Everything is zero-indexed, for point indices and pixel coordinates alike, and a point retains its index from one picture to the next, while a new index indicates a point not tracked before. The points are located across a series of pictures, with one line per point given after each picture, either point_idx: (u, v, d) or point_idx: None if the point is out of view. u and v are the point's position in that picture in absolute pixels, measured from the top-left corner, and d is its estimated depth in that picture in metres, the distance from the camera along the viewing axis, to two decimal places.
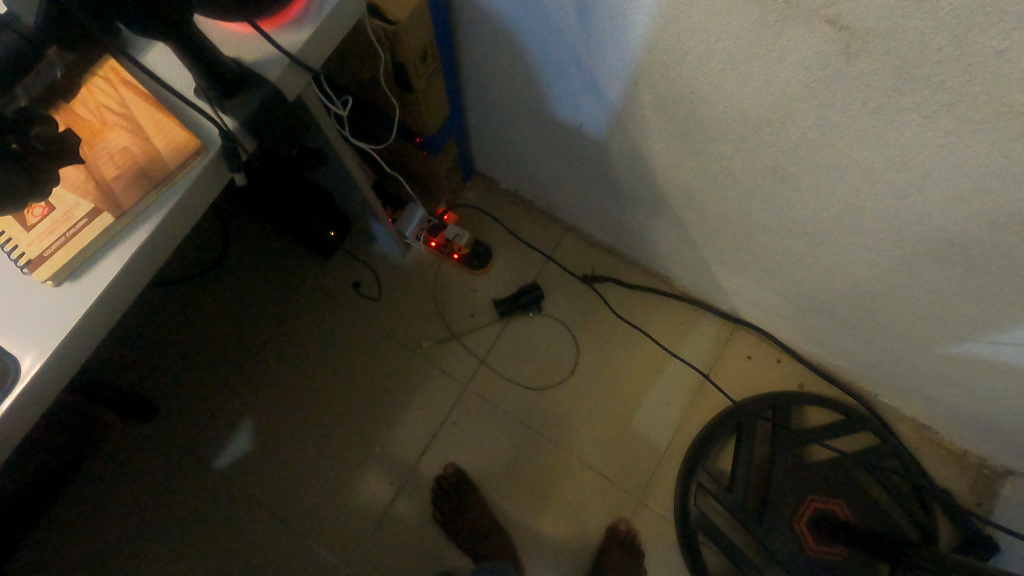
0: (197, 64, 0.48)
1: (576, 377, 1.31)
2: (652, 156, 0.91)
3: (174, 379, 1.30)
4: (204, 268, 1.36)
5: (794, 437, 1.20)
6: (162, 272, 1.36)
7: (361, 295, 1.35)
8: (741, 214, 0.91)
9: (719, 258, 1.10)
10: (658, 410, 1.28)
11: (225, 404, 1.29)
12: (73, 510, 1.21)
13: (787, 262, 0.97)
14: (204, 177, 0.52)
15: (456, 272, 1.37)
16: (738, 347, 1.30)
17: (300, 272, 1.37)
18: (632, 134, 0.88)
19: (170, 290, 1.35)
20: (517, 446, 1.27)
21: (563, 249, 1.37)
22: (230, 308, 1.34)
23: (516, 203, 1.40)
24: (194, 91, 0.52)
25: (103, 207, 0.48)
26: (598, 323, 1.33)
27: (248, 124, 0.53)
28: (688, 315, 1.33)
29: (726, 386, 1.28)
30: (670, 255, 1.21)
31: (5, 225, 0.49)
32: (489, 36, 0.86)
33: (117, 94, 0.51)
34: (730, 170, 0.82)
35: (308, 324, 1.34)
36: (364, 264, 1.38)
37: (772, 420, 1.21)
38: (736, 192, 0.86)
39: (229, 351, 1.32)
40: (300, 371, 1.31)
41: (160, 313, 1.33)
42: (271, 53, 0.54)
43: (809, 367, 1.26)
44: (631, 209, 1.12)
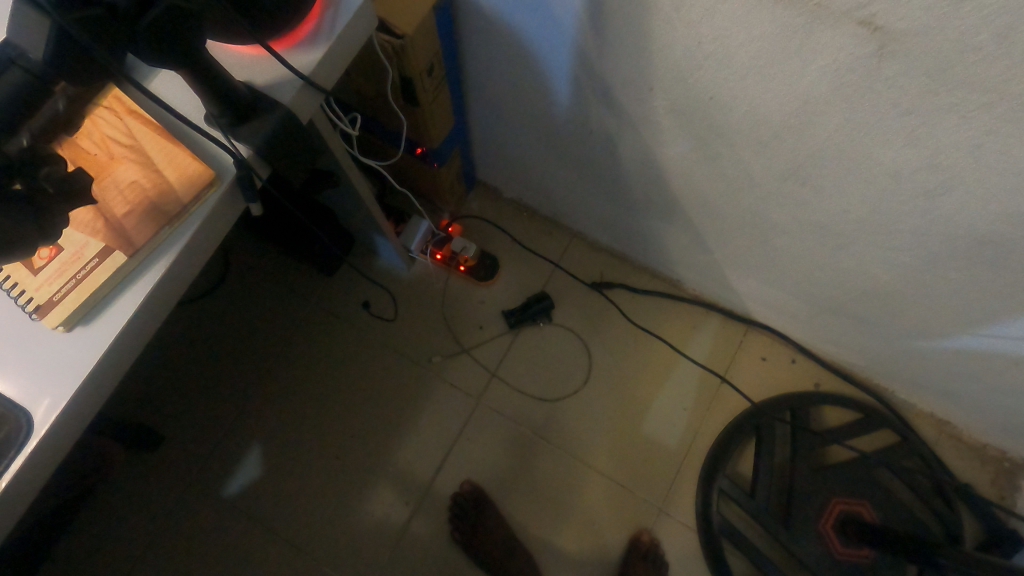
0: (210, 91, 0.46)
1: (590, 386, 1.29)
2: (664, 161, 0.89)
3: (179, 405, 1.26)
4: (206, 290, 1.33)
5: (814, 439, 1.18)
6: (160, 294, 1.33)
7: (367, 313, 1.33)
8: (758, 216, 0.90)
9: (732, 261, 1.09)
10: (674, 416, 1.26)
11: (233, 429, 1.26)
12: (80, 545, 1.17)
13: (805, 262, 0.95)
14: (218, 209, 0.50)
15: (462, 284, 1.34)
16: (752, 349, 1.29)
17: (305, 290, 1.34)
18: (645, 140, 0.87)
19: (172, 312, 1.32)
20: (533, 459, 1.25)
21: (570, 256, 1.35)
22: (233, 329, 1.31)
23: (520, 211, 1.39)
24: (204, 118, 0.50)
25: (115, 246, 0.46)
26: (610, 331, 1.31)
27: (261, 146, 0.50)
28: (700, 318, 1.31)
29: (742, 388, 1.27)
30: (681, 259, 1.19)
31: (11, 270, 0.47)
32: (495, 46, 0.84)
33: (123, 124, 0.48)
34: (747, 174, 0.80)
35: (313, 344, 1.31)
36: (368, 279, 1.35)
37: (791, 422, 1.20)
38: (754, 195, 0.85)
39: (234, 374, 1.29)
40: (308, 392, 1.28)
41: (163, 337, 1.31)
42: (284, 75, 0.52)
43: (824, 366, 1.25)
44: (641, 215, 1.11)
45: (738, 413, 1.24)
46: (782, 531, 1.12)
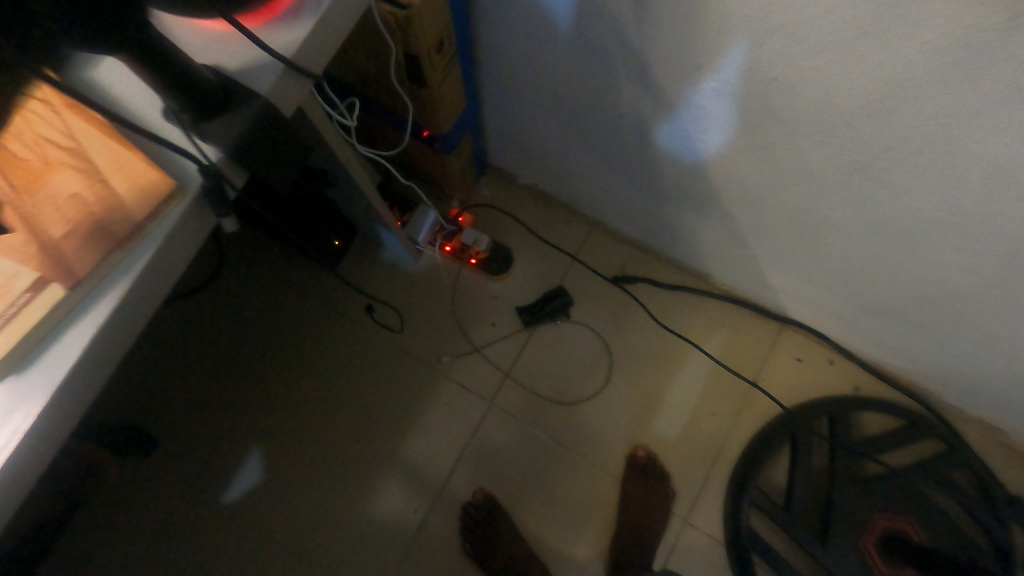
0: (172, 86, 0.37)
1: (611, 388, 1.20)
2: (705, 150, 0.79)
3: (175, 408, 1.19)
4: (199, 285, 1.25)
5: (854, 448, 1.10)
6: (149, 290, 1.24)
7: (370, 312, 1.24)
8: (810, 211, 0.79)
9: (772, 257, 0.99)
10: (701, 420, 1.18)
11: (233, 433, 1.18)
12: (73, 555, 1.12)
13: (859, 262, 0.85)
14: (184, 227, 0.40)
15: (473, 278, 1.25)
16: (786, 349, 1.19)
17: (304, 286, 1.25)
18: (682, 126, 0.76)
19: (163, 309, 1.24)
20: (549, 466, 1.17)
21: (589, 248, 1.25)
22: (229, 328, 1.23)
23: (535, 199, 1.28)
24: (164, 114, 0.40)
25: (52, 277, 0.37)
26: (632, 330, 1.22)
27: (233, 148, 0.41)
28: (730, 315, 1.21)
29: (775, 392, 1.18)
30: (712, 253, 1.09)
31: None
32: (514, 17, 0.73)
33: (62, 121, 0.39)
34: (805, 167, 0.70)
35: (314, 343, 1.23)
36: (372, 273, 1.26)
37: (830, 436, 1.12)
38: (809, 189, 0.75)
39: (232, 374, 1.21)
40: (310, 395, 1.21)
41: (156, 336, 1.23)
42: (262, 57, 0.41)
43: (865, 368, 1.16)
44: (672, 206, 1.01)
45: (770, 419, 1.16)
46: (819, 547, 1.04)
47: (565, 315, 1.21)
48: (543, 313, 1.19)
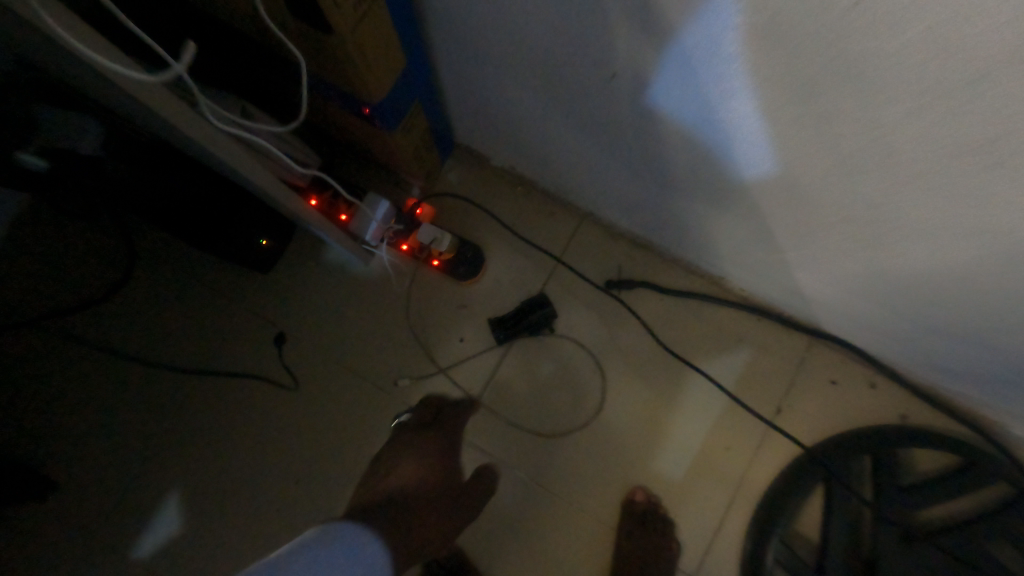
0: None
1: (603, 415, 0.99)
2: (724, 124, 0.57)
3: (79, 444, 0.99)
4: (89, 300, 1.02)
5: (903, 494, 0.89)
6: (21, 306, 1.00)
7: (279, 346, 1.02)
8: (879, 207, 0.57)
9: (809, 262, 0.77)
10: (712, 455, 0.98)
11: (147, 475, 0.98)
12: None
13: (940, 273, 0.63)
14: None
15: (438, 283, 1.03)
16: (816, 369, 0.98)
17: (227, 296, 1.04)
18: (696, 90, 0.54)
19: (49, 326, 1.03)
20: (528, 512, 0.97)
21: (578, 245, 1.03)
22: (135, 348, 1.03)
23: (513, 185, 1.06)
24: None
25: None
26: (629, 347, 1.01)
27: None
28: (749, 327, 1.00)
29: (802, 421, 0.97)
30: (731, 255, 0.87)
31: None
32: None
33: None
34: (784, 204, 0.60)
35: (242, 365, 1.02)
36: (315, 277, 1.05)
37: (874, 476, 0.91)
38: (881, 177, 0.52)
39: (147, 401, 1.01)
40: (240, 427, 1.00)
41: (50, 357, 1.02)
42: None
43: (915, 393, 0.94)
44: (680, 198, 0.79)
45: (797, 455, 0.95)
46: None
47: (545, 330, 1.00)
48: (520, 326, 0.97)
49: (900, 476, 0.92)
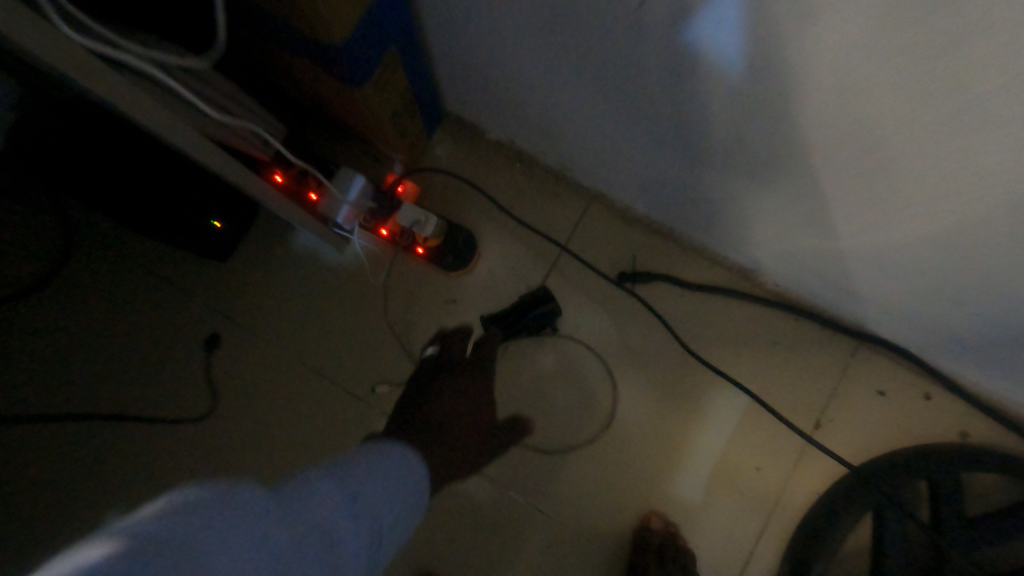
0: None
1: (615, 429, 0.86)
2: (787, 66, 0.42)
3: (7, 456, 0.86)
4: (19, 290, 0.89)
5: (969, 530, 0.75)
6: None
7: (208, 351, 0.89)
8: (998, 178, 0.42)
9: (872, 252, 0.63)
10: (738, 476, 0.84)
11: (83, 494, 0.85)
12: None
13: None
14: None
15: (424, 274, 0.90)
16: (862, 378, 0.84)
17: (180, 288, 0.91)
18: (752, 22, 0.40)
19: None
20: (527, 539, 0.85)
21: (586, 232, 0.89)
22: (72, 348, 0.90)
23: (511, 161, 0.91)
24: None
25: None
26: (642, 348, 0.87)
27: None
28: (784, 328, 0.86)
29: (845, 439, 0.83)
30: (770, 243, 0.73)
31: None
32: None
33: None
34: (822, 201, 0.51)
35: (194, 367, 0.89)
36: (283, 267, 0.91)
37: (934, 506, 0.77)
38: (1010, 135, 0.38)
39: (87, 408, 0.88)
40: (192, 438, 0.87)
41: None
42: None
43: (981, 409, 0.80)
44: (715, 170, 0.64)
45: (838, 477, 0.82)
46: None
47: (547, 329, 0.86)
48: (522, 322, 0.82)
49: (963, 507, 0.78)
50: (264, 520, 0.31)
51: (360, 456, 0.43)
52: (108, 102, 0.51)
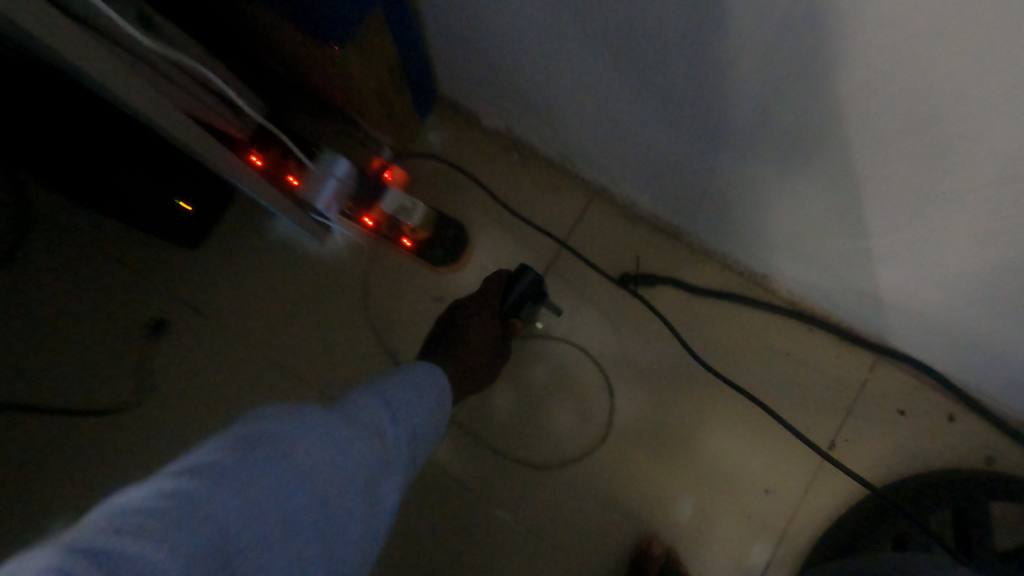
0: None
1: (610, 443, 0.80)
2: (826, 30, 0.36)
3: None
4: None
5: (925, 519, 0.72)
6: None
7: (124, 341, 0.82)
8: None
9: (904, 255, 0.57)
10: (745, 500, 0.77)
11: (25, 499, 0.79)
12: None
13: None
14: None
15: (410, 269, 0.83)
16: (882, 396, 0.78)
17: (146, 277, 0.84)
18: None
19: None
20: (512, 556, 0.78)
21: (586, 230, 0.83)
22: (26, 336, 0.83)
23: (508, 150, 0.85)
24: None
25: None
26: (643, 356, 0.81)
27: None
28: (796, 338, 0.80)
29: (860, 461, 0.77)
30: (791, 245, 0.67)
31: None
32: None
33: None
34: (923, 186, 0.46)
35: (150, 368, 0.82)
36: (258, 255, 0.84)
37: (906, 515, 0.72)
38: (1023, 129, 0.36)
39: (42, 400, 0.81)
40: (148, 442, 0.80)
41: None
42: None
43: (1009, 433, 0.74)
44: (737, 160, 0.57)
45: (845, 511, 0.75)
46: None
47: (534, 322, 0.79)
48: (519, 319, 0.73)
49: (930, 503, 0.73)
50: (330, 423, 0.35)
51: (396, 387, 0.47)
52: (36, 51, 0.44)
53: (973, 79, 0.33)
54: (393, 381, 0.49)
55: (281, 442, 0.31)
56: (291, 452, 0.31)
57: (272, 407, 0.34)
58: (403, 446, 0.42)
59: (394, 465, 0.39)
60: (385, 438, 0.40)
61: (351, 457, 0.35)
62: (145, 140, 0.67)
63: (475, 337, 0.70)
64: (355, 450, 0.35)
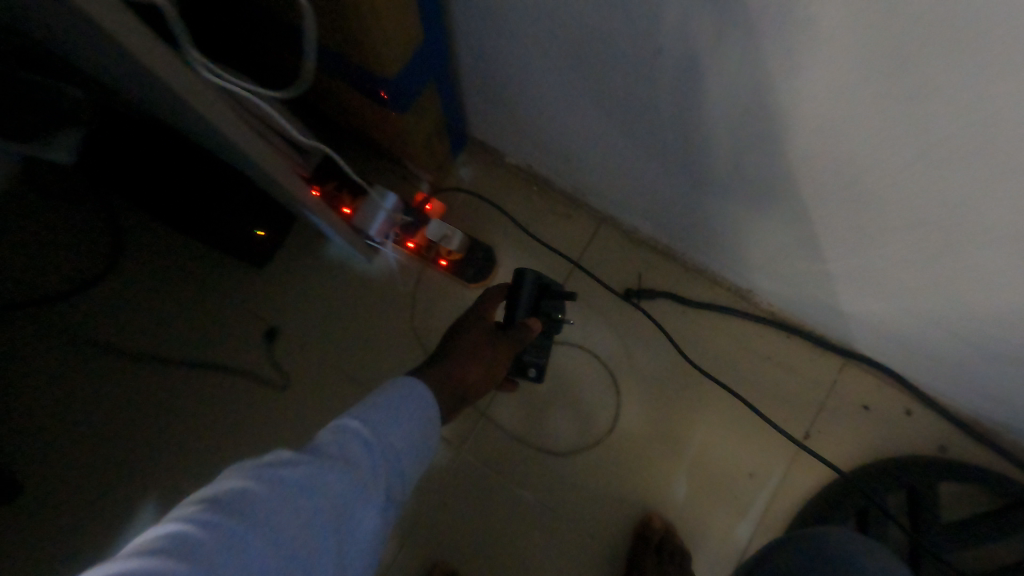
0: None
1: (617, 433, 0.93)
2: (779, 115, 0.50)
3: (57, 441, 0.93)
4: (75, 287, 0.97)
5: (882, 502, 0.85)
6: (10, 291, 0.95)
7: (203, 348, 0.96)
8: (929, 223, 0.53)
9: (854, 276, 0.70)
10: (733, 483, 0.90)
11: (117, 482, 0.91)
12: None
13: (1017, 307, 0.57)
14: None
15: (445, 285, 0.97)
16: (850, 393, 0.91)
17: (220, 292, 0.98)
18: (743, 75, 0.47)
19: (22, 315, 0.97)
20: (534, 531, 0.91)
21: (595, 251, 0.97)
22: (116, 343, 0.97)
23: (528, 183, 0.99)
24: None
25: None
26: (645, 360, 0.95)
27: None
28: (776, 343, 0.93)
29: (831, 450, 0.90)
30: (766, 266, 0.81)
31: None
32: None
33: None
34: (860, 225, 0.59)
35: (222, 371, 0.95)
36: (315, 273, 0.98)
37: (866, 502, 0.85)
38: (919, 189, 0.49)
39: (130, 398, 0.95)
40: (222, 434, 0.93)
41: (12, 345, 0.95)
42: None
43: (956, 424, 0.87)
44: (719, 200, 0.71)
45: (819, 492, 0.88)
46: None
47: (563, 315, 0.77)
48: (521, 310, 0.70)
49: (887, 488, 0.86)
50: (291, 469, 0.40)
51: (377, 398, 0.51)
52: (187, 124, 0.58)
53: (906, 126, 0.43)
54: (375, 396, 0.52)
55: (241, 495, 0.37)
56: (250, 503, 0.37)
57: (242, 465, 0.40)
58: (382, 470, 0.46)
59: (371, 487, 0.44)
60: (359, 466, 0.44)
61: (316, 491, 0.40)
62: (203, 161, 0.82)
63: (464, 344, 0.66)
64: (318, 486, 0.40)
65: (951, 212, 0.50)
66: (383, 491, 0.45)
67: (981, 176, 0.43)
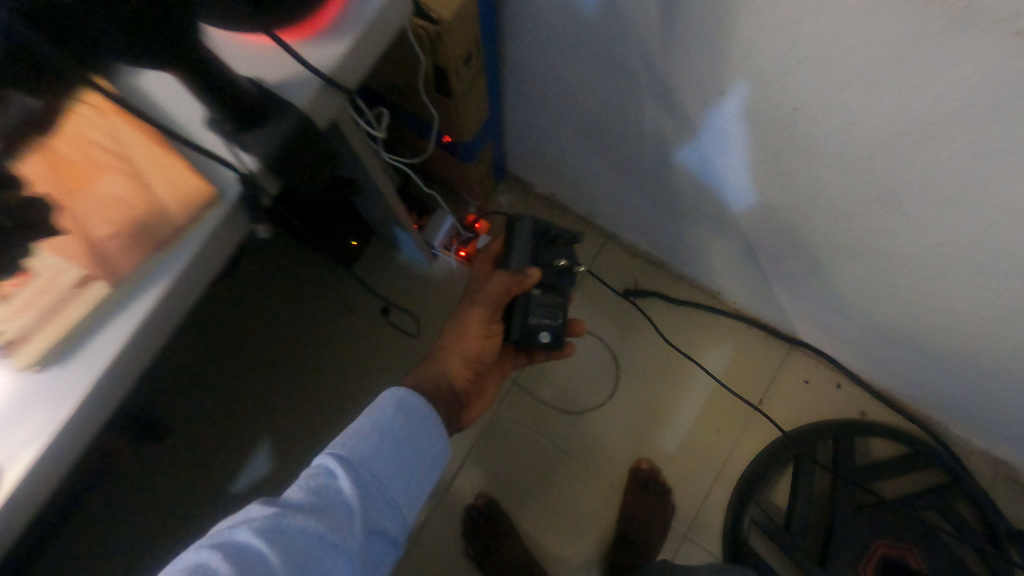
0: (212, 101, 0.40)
1: (617, 398, 1.22)
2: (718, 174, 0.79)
3: (193, 394, 1.22)
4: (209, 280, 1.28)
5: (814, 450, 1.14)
6: None
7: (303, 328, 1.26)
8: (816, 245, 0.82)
9: (784, 282, 0.99)
10: (705, 437, 1.19)
11: (238, 426, 1.21)
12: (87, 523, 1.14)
13: (879, 302, 0.86)
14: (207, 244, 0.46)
15: None
16: (795, 370, 1.20)
17: (316, 287, 1.28)
18: (694, 149, 0.77)
19: None
20: (553, 471, 1.20)
21: (602, 261, 1.27)
22: (238, 323, 1.27)
23: (552, 208, 1.29)
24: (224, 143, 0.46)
25: (152, 219, 0.44)
26: (639, 344, 1.24)
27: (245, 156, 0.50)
28: (739, 333, 1.23)
29: (780, 413, 1.18)
30: (728, 274, 1.10)
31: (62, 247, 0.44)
32: (546, 45, 0.76)
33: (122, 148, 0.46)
34: (778, 245, 0.89)
35: (318, 345, 1.25)
36: (388, 274, 1.29)
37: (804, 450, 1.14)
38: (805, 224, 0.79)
39: (248, 364, 1.24)
40: (318, 393, 1.23)
41: None
42: (288, 68, 0.46)
43: (872, 394, 1.16)
44: (689, 226, 1.01)
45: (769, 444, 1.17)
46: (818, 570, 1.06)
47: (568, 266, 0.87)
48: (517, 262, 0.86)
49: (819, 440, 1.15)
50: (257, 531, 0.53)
51: (352, 444, 0.64)
52: None
53: (786, 184, 0.73)
54: (352, 437, 0.65)
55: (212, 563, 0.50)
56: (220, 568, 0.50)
57: (219, 537, 0.53)
58: (353, 509, 0.59)
59: (338, 527, 0.56)
60: (329, 511, 0.57)
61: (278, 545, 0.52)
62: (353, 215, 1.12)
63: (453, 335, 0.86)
64: (281, 538, 0.53)
65: (826, 238, 0.79)
66: (355, 526, 0.57)
67: (832, 215, 0.73)
